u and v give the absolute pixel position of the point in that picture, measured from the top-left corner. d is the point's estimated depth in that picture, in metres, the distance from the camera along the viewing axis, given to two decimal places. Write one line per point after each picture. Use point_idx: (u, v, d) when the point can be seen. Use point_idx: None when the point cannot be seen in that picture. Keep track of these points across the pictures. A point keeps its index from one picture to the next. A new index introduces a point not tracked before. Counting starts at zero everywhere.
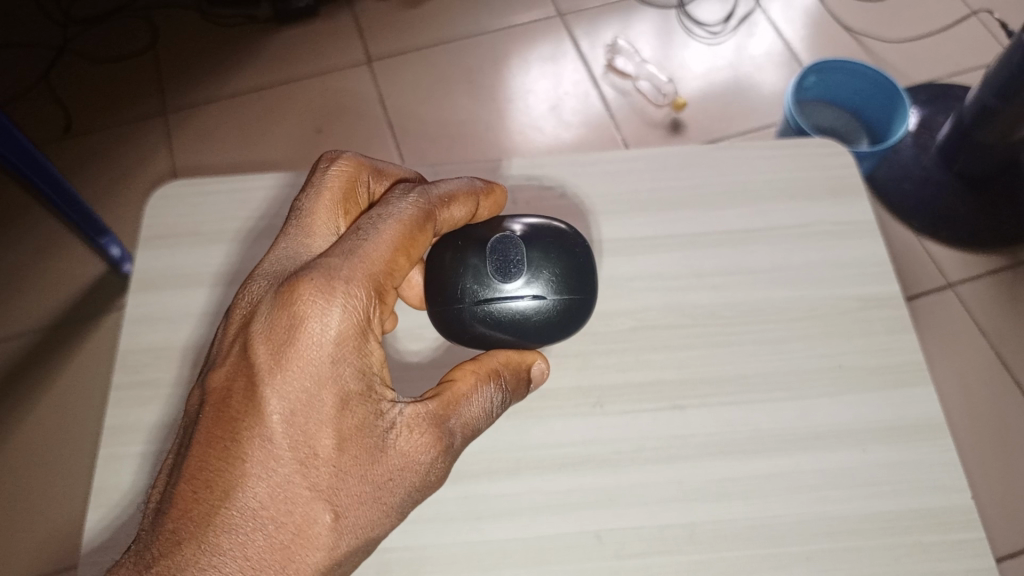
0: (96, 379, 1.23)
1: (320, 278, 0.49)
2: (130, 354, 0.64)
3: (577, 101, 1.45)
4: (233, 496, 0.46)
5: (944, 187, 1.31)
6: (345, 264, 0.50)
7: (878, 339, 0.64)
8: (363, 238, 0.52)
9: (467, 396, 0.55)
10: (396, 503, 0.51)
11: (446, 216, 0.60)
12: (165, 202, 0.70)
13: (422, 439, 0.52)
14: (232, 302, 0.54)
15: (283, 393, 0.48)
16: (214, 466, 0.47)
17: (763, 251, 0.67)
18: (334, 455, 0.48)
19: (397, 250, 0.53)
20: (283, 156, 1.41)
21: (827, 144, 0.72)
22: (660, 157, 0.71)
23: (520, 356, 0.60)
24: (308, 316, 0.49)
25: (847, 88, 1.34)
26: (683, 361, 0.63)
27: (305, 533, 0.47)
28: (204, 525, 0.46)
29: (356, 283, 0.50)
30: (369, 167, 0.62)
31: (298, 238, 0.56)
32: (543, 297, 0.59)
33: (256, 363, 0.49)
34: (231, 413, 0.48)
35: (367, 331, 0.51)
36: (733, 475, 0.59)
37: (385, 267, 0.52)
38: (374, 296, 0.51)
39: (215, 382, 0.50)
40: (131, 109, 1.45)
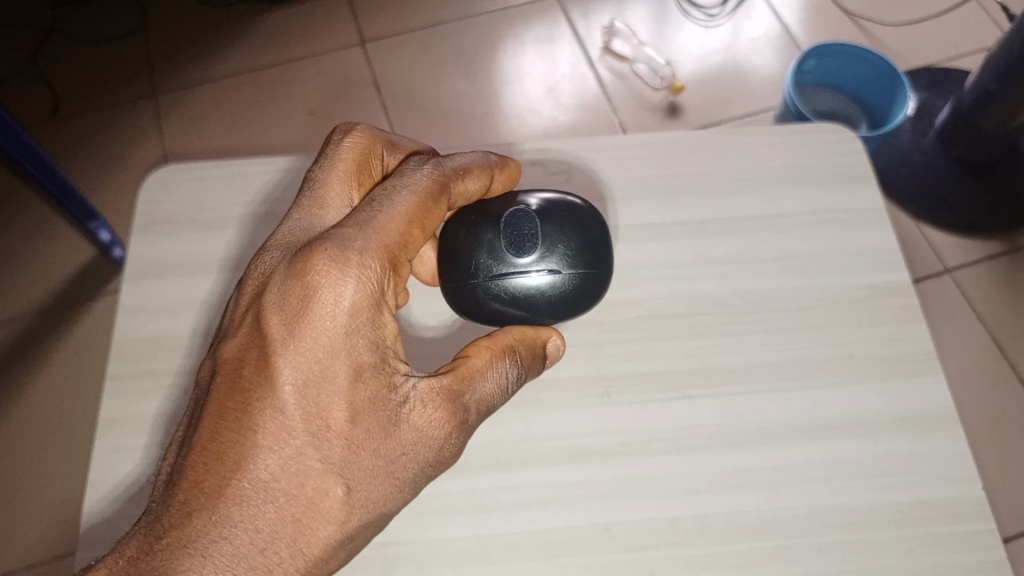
0: (91, 366, 1.22)
1: (336, 248, 0.48)
2: (127, 345, 0.62)
3: (573, 84, 1.43)
4: (244, 466, 0.46)
5: (944, 173, 1.31)
6: (361, 234, 0.49)
7: (888, 328, 0.63)
8: (378, 209, 0.51)
9: (482, 372, 0.54)
10: (409, 477, 0.50)
11: (460, 189, 0.59)
12: (160, 188, 0.68)
13: (435, 413, 0.51)
14: (244, 273, 0.52)
15: (295, 363, 0.47)
16: (226, 437, 0.46)
17: (772, 239, 0.66)
18: (348, 428, 0.47)
19: (412, 222, 0.52)
20: (276, 140, 1.39)
21: (835, 130, 0.71)
22: (666, 143, 0.70)
23: (534, 332, 0.58)
24: (323, 286, 0.47)
25: (847, 73, 1.33)
26: (691, 351, 0.62)
27: (317, 505, 0.46)
28: (216, 496, 0.45)
29: (372, 253, 0.49)
30: (383, 139, 0.61)
31: (312, 209, 0.55)
32: (558, 271, 0.58)
33: (268, 333, 0.48)
34: (243, 384, 0.48)
35: (381, 302, 0.49)
36: (744, 467, 0.58)
37: (400, 240, 0.51)
38: (390, 267, 0.50)
39: (226, 353, 0.49)
40: (120, 91, 1.43)
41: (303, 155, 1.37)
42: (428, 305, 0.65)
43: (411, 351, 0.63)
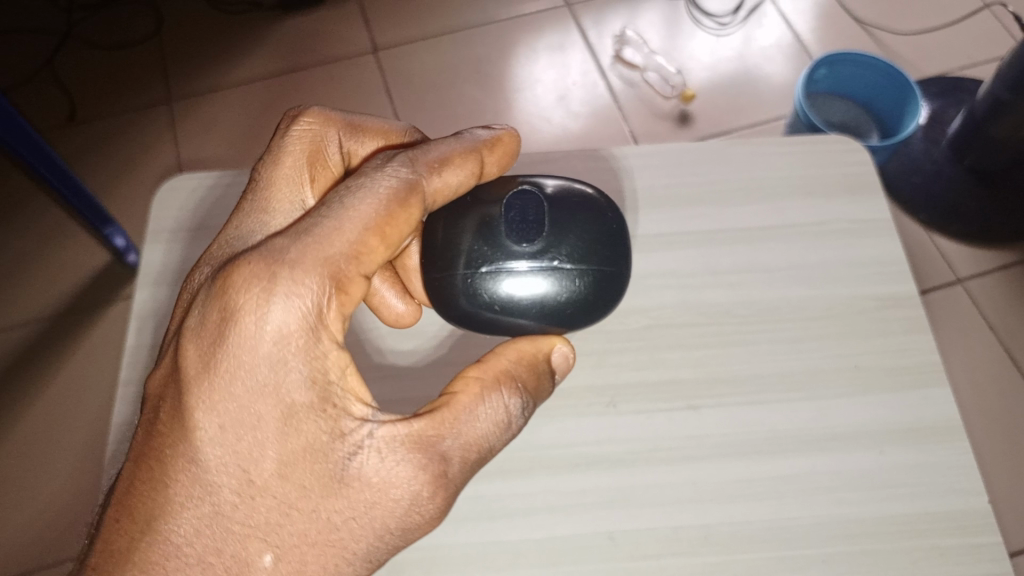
0: (105, 368, 1.23)
1: (260, 265, 0.48)
2: (137, 350, 0.63)
3: (584, 91, 1.43)
4: (159, 524, 0.47)
5: (954, 182, 1.30)
6: (294, 247, 0.49)
7: (894, 339, 0.63)
8: (324, 218, 0.51)
9: (469, 411, 0.53)
10: (361, 548, 0.50)
11: (439, 181, 0.58)
12: (171, 195, 0.69)
13: (400, 468, 0.50)
14: (180, 299, 0.55)
15: (212, 411, 0.47)
16: (141, 493, 0.48)
17: (779, 249, 0.66)
18: (276, 481, 0.48)
19: (367, 230, 0.52)
20: None
21: (844, 141, 0.71)
22: (674, 153, 0.70)
23: (535, 345, 0.59)
24: (244, 313, 0.47)
25: (859, 81, 1.33)
26: (698, 361, 0.62)
27: (239, 574, 0.46)
28: (124, 560, 0.46)
29: (304, 271, 0.48)
30: (339, 123, 0.63)
31: (256, 214, 0.57)
32: (564, 262, 0.59)
33: (185, 367, 0.48)
34: (159, 430, 0.49)
35: (318, 331, 0.49)
36: (749, 476, 0.58)
37: (350, 252, 0.50)
38: (330, 288, 0.49)
39: (151, 390, 0.51)
40: (136, 97, 1.44)
41: None
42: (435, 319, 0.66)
43: (417, 364, 0.64)
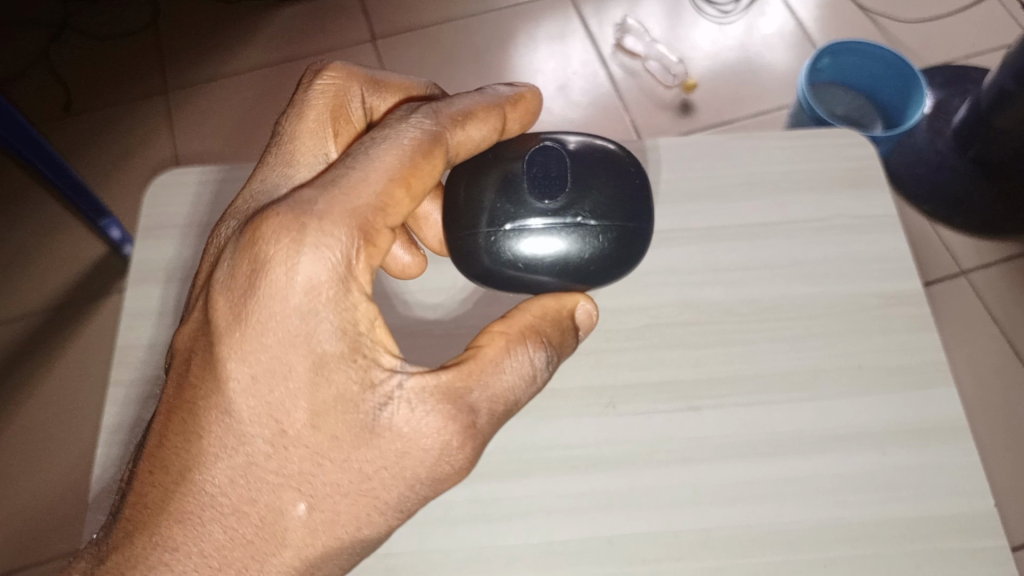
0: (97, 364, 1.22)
1: (288, 217, 0.47)
2: (129, 349, 0.62)
3: (585, 81, 1.42)
4: (195, 474, 0.47)
5: (957, 174, 1.28)
6: (322, 200, 0.48)
7: (899, 337, 0.62)
8: (350, 170, 0.50)
9: (495, 364, 0.52)
10: (393, 495, 0.49)
11: (461, 134, 0.57)
12: (163, 189, 0.68)
13: (428, 418, 0.49)
14: (209, 252, 0.54)
15: (244, 362, 0.47)
16: (176, 444, 0.48)
17: (781, 245, 0.65)
18: (307, 433, 0.47)
19: (392, 181, 0.51)
20: None
21: (848, 135, 0.70)
22: (674, 147, 0.69)
23: (559, 302, 0.58)
24: (274, 264, 0.47)
25: (862, 72, 1.32)
26: (698, 360, 0.61)
27: (275, 525, 0.47)
28: (161, 510, 0.47)
29: (333, 222, 0.48)
30: (362, 79, 0.62)
31: (280, 166, 0.56)
32: (587, 219, 0.58)
33: (216, 318, 0.48)
34: (193, 382, 0.49)
35: (348, 281, 0.48)
36: (749, 479, 0.57)
37: (376, 203, 0.50)
38: (359, 237, 0.48)
39: (183, 345, 0.51)
40: (132, 88, 1.43)
41: None
42: (433, 311, 0.64)
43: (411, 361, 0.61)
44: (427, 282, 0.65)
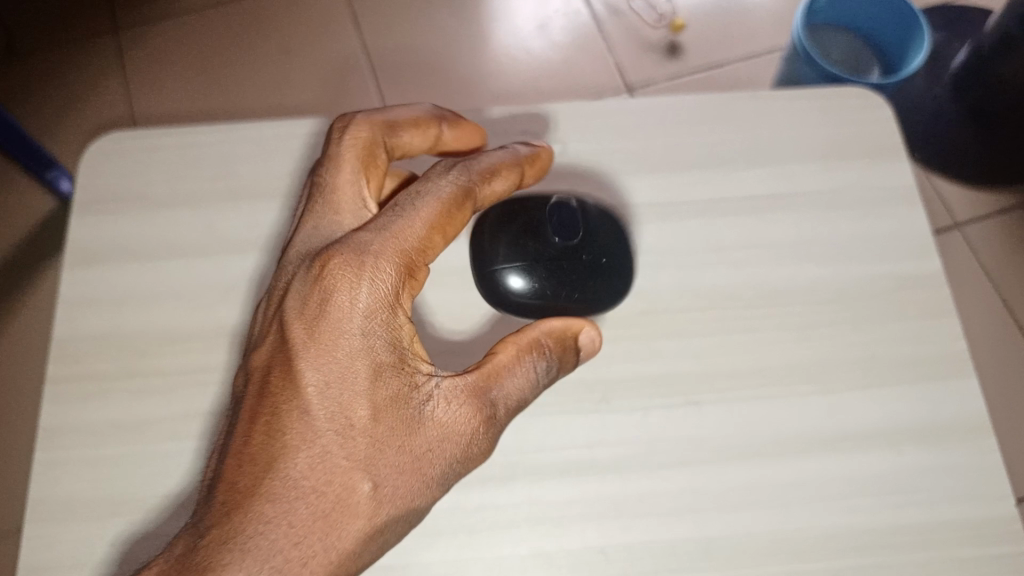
0: (37, 335, 1.08)
1: (349, 252, 0.46)
2: (67, 343, 0.56)
3: (565, 20, 1.27)
4: (275, 466, 0.44)
5: (954, 125, 1.17)
6: (375, 237, 0.47)
7: (915, 325, 0.57)
8: (395, 211, 0.48)
9: (510, 368, 0.49)
10: (441, 477, 0.46)
11: (487, 187, 0.52)
12: (104, 157, 0.61)
13: (463, 411, 0.47)
14: (269, 291, 0.51)
15: (320, 365, 0.45)
16: (255, 443, 0.45)
17: (789, 221, 0.60)
18: (372, 425, 0.45)
19: (432, 226, 0.48)
20: (233, 83, 1.22)
21: (864, 95, 0.64)
22: (673, 107, 0.63)
23: (563, 322, 0.51)
24: (337, 290, 0.46)
25: (860, 12, 1.20)
26: (698, 351, 0.56)
27: (342, 503, 0.44)
28: (244, 501, 0.43)
29: (386, 256, 0.47)
30: (383, 126, 0.54)
31: (327, 215, 0.52)
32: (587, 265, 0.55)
33: (291, 335, 0.46)
34: (270, 388, 0.46)
35: (398, 304, 0.47)
36: (755, 482, 0.52)
37: (420, 242, 0.48)
38: (406, 271, 0.47)
39: (256, 362, 0.48)
40: (60, 21, 1.24)
41: (274, 101, 1.21)
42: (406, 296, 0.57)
43: None
44: None
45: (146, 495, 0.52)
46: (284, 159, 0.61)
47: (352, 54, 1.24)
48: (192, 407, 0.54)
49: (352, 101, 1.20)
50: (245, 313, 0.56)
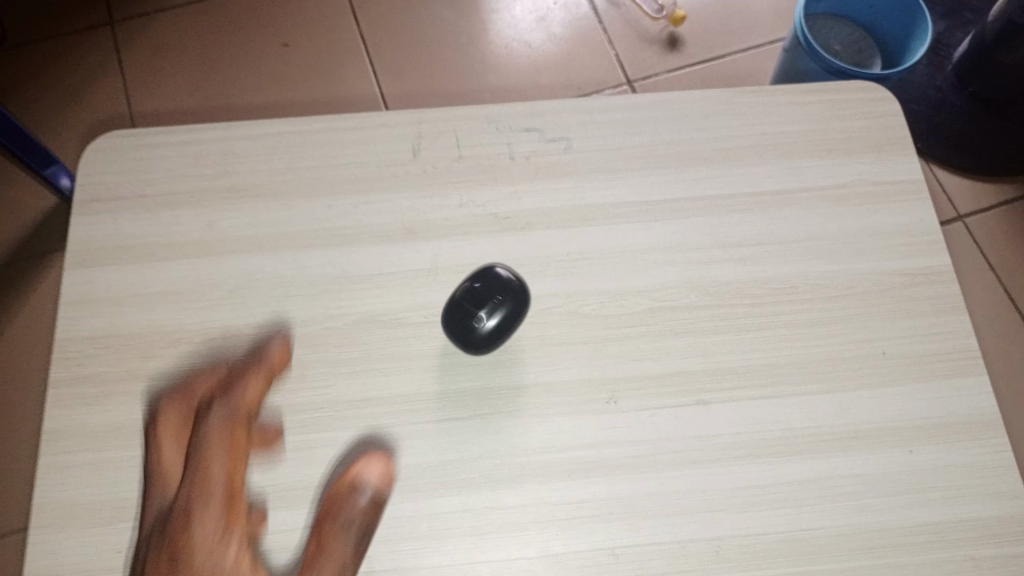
0: (34, 334, 1.00)
1: (179, 519, 0.48)
2: (68, 344, 0.55)
3: (565, 12, 1.26)
4: None
5: (961, 111, 1.15)
6: (196, 500, 0.49)
7: (925, 322, 0.57)
8: (199, 474, 0.50)
9: (332, 544, 0.49)
10: None
11: (237, 395, 0.52)
12: (103, 155, 0.60)
13: None
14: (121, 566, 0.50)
15: None
16: None
17: (796, 217, 0.59)
18: None
19: (230, 470, 0.50)
20: (230, 76, 1.20)
21: (869, 90, 0.64)
22: (680, 102, 0.63)
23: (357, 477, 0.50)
24: (176, 556, 0.47)
25: (863, 3, 1.17)
26: (707, 349, 0.55)
27: None
28: None
29: (207, 511, 0.49)
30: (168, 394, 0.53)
31: (150, 490, 0.51)
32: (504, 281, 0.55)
33: None
34: None
35: (229, 533, 0.48)
36: (766, 482, 0.52)
37: (228, 488, 0.49)
38: (228, 520, 0.48)
39: None
40: (58, 15, 1.23)
41: (273, 97, 1.19)
42: (410, 295, 0.57)
43: (391, 353, 0.55)
44: (402, 264, 0.58)
45: (149, 499, 0.51)
46: (285, 157, 0.61)
47: (352, 48, 1.23)
48: (195, 409, 0.53)
49: (352, 95, 1.19)
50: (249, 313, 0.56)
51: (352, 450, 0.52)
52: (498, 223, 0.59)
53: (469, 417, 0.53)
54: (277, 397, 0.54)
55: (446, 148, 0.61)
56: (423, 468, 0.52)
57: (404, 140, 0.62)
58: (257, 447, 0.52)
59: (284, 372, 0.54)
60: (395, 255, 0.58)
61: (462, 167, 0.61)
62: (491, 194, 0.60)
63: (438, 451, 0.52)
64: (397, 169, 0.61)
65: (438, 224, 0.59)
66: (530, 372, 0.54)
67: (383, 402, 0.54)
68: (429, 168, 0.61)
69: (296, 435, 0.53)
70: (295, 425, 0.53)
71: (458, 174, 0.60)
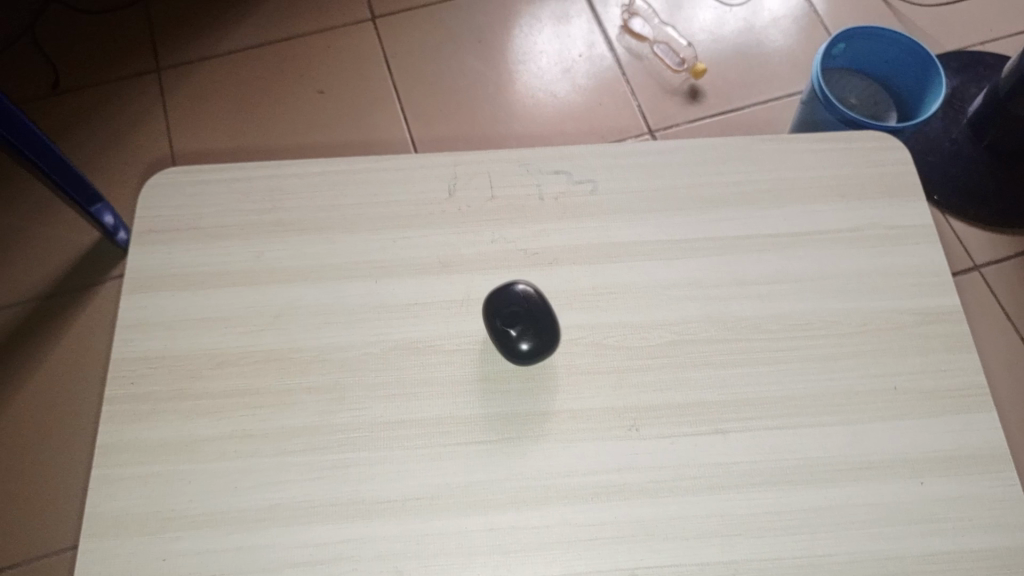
0: (82, 353, 1.04)
1: None
2: (123, 364, 0.59)
3: (589, 64, 1.31)
4: None
5: (974, 163, 1.19)
6: None
7: (936, 359, 0.59)
8: None
9: None
10: None
11: None
12: (160, 190, 0.65)
13: None
14: None
15: None
16: None
17: (811, 257, 0.63)
18: None
19: None
20: (268, 120, 1.26)
21: (880, 140, 0.68)
22: (700, 149, 0.67)
23: None
24: None
25: (877, 58, 1.21)
26: (725, 381, 0.58)
27: None
28: None
29: None
30: None
31: None
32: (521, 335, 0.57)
33: None
34: None
35: None
36: (781, 508, 0.54)
37: None
38: None
39: None
40: (112, 63, 1.30)
41: (310, 141, 1.24)
42: (443, 324, 0.60)
43: (424, 379, 0.58)
44: (437, 294, 0.61)
45: (194, 511, 0.54)
46: (330, 195, 0.65)
47: (386, 96, 1.28)
48: (239, 427, 0.57)
49: (385, 140, 1.25)
50: (292, 338, 0.59)
51: (385, 469, 0.55)
52: (528, 258, 0.63)
53: (497, 441, 0.56)
54: (316, 418, 0.57)
55: (479, 188, 0.65)
56: (453, 488, 0.55)
57: (441, 181, 0.66)
58: (295, 468, 0.55)
59: (324, 394, 0.58)
60: (430, 286, 0.61)
61: (495, 207, 0.65)
62: (521, 232, 0.64)
63: (467, 472, 0.55)
64: (434, 208, 0.65)
65: (471, 258, 0.63)
66: (556, 400, 0.57)
67: (415, 424, 0.57)
68: (463, 206, 0.65)
69: (334, 454, 0.56)
70: (332, 445, 0.56)
71: (490, 213, 0.64)
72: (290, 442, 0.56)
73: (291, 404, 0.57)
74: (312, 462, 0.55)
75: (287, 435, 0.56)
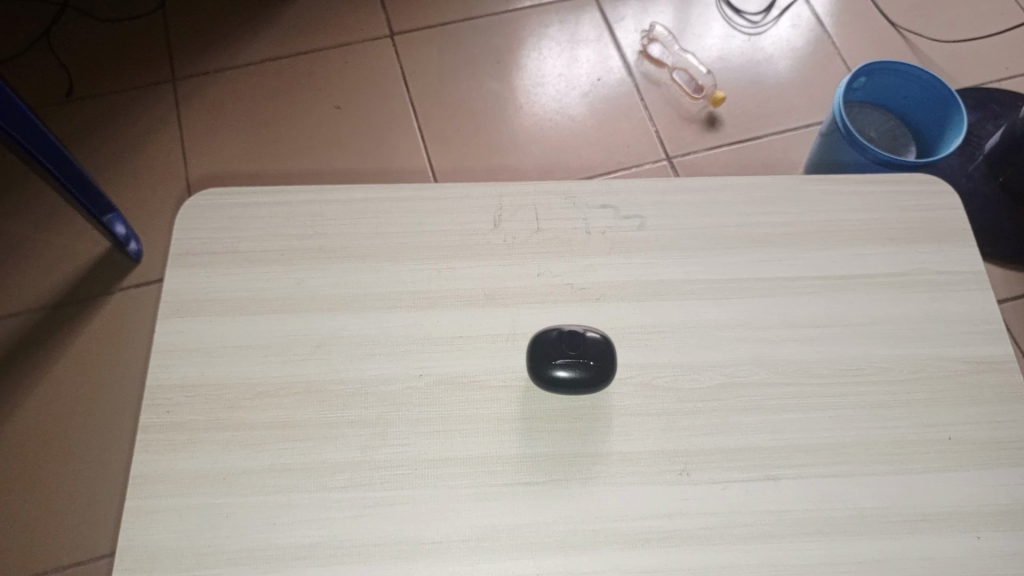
0: (101, 361, 1.01)
1: None
2: (158, 391, 0.57)
3: (608, 89, 1.31)
4: None
5: (993, 201, 1.19)
6: None
7: (989, 409, 0.58)
8: None
9: None
10: None
11: None
12: (198, 213, 0.63)
13: None
14: None
15: None
16: None
17: (860, 300, 0.62)
18: None
19: None
20: (286, 134, 1.25)
21: (924, 185, 0.68)
22: (746, 188, 0.66)
23: None
24: None
25: (898, 94, 1.21)
26: (777, 427, 0.57)
27: None
28: None
29: None
30: None
31: None
32: (568, 370, 0.55)
33: None
34: None
35: None
36: (836, 560, 0.53)
37: None
38: None
39: None
40: (128, 72, 1.28)
41: (328, 159, 1.23)
42: (488, 358, 0.59)
43: (469, 417, 0.57)
44: (482, 328, 0.60)
45: (232, 548, 0.52)
46: (373, 223, 0.64)
47: (406, 114, 1.27)
48: (280, 460, 0.55)
49: (403, 159, 1.23)
50: (333, 369, 0.58)
51: (430, 508, 0.54)
52: (574, 293, 0.61)
53: (546, 482, 0.55)
54: (358, 453, 0.55)
55: (525, 221, 0.65)
56: (500, 530, 0.53)
57: (485, 212, 0.65)
58: (337, 507, 0.53)
59: (367, 429, 0.56)
60: (474, 320, 0.60)
61: (540, 240, 0.64)
62: (570, 266, 0.63)
63: (515, 513, 0.54)
64: (479, 239, 0.64)
65: (517, 291, 0.61)
66: (606, 443, 0.56)
67: (460, 463, 0.55)
68: (509, 239, 0.64)
69: (377, 491, 0.54)
70: (375, 482, 0.54)
71: (536, 245, 0.63)
72: (332, 477, 0.54)
73: (332, 437, 0.56)
74: (354, 499, 0.54)
75: (329, 470, 0.55)
